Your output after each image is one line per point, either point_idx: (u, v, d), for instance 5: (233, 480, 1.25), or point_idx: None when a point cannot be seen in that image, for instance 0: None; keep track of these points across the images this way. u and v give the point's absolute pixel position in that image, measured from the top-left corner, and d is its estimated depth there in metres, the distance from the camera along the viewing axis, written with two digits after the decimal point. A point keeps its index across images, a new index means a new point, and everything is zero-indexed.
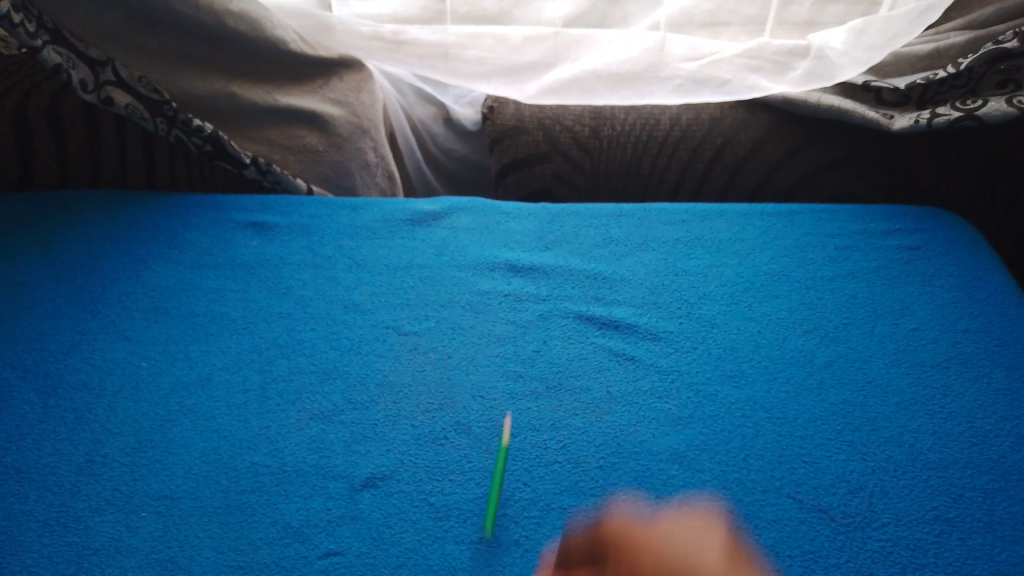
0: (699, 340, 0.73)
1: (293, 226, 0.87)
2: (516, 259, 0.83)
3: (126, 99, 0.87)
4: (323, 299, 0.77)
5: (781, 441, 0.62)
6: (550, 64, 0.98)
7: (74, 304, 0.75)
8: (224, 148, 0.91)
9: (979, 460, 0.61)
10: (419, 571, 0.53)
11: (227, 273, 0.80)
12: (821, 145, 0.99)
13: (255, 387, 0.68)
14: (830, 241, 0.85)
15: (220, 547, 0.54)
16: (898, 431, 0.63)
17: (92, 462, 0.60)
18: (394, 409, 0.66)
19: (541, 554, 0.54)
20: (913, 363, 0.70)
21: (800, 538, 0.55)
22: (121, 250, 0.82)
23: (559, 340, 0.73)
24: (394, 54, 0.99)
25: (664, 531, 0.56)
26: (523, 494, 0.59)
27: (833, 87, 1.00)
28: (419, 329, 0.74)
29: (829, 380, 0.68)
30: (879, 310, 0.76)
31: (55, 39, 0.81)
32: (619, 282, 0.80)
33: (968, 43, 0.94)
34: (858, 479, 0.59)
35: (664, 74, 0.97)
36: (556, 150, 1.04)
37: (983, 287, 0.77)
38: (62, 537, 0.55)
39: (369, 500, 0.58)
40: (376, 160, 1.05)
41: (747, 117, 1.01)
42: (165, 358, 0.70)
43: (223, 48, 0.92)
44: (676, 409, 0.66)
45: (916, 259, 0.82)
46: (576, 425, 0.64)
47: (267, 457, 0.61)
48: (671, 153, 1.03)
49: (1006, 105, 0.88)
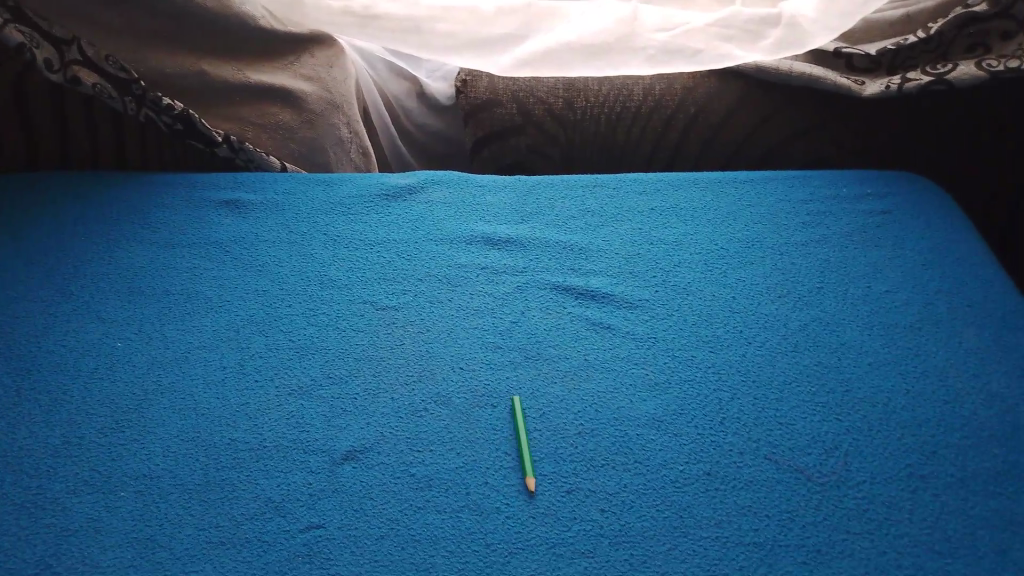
0: (675, 306, 0.73)
1: (267, 203, 0.86)
2: (492, 231, 0.83)
3: (93, 79, 0.86)
4: (299, 275, 0.77)
5: (757, 404, 0.63)
6: (523, 37, 0.98)
7: (46, 286, 0.75)
8: (195, 127, 0.91)
9: (952, 417, 0.62)
10: (401, 541, 0.54)
11: (201, 252, 0.80)
12: (793, 112, 1.00)
13: (232, 365, 0.67)
14: (803, 207, 0.85)
15: (201, 524, 0.55)
16: (872, 392, 0.64)
17: (68, 444, 0.60)
18: (373, 382, 0.66)
19: (522, 521, 0.55)
20: (887, 324, 0.70)
21: (778, 497, 0.56)
22: (93, 230, 0.82)
23: (536, 311, 0.73)
24: (365, 29, 0.97)
25: (644, 494, 0.56)
26: (505, 461, 0.59)
27: (805, 54, 1.00)
28: (397, 302, 0.74)
29: (804, 344, 0.69)
30: (851, 273, 0.76)
31: (16, 17, 0.80)
32: (595, 252, 0.80)
33: (935, 9, 0.95)
34: (833, 439, 0.60)
35: (636, 45, 0.96)
36: (531, 122, 1.05)
37: (954, 249, 0.78)
38: (40, 519, 0.55)
39: (350, 473, 0.58)
40: (349, 137, 1.06)
41: (721, 86, 1.01)
42: (140, 338, 0.70)
43: (190, 26, 0.91)
44: (653, 375, 0.66)
45: (889, 222, 0.82)
46: (555, 394, 0.65)
47: (246, 434, 0.61)
48: (644, 123, 1.03)
49: (975, 68, 0.89)
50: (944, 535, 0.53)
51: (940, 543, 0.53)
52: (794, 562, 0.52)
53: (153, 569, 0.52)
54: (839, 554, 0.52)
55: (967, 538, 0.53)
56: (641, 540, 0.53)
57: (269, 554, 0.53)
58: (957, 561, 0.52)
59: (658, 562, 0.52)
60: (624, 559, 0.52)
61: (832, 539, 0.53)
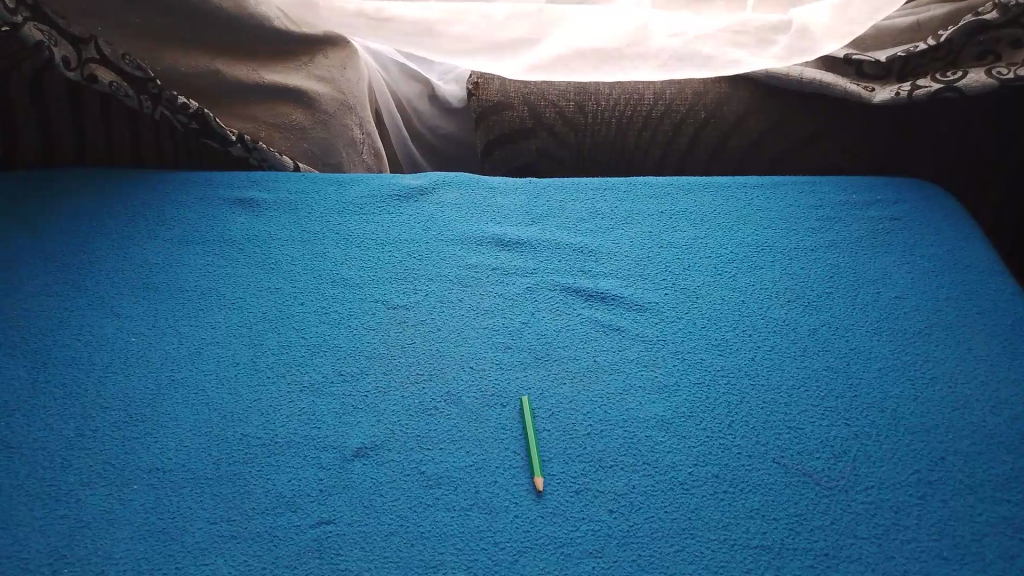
0: (685, 310, 0.73)
1: (280, 201, 0.87)
2: (503, 232, 0.83)
3: (109, 77, 0.86)
4: (311, 273, 0.78)
5: (765, 407, 0.64)
6: (535, 41, 0.98)
7: (61, 281, 0.76)
8: (210, 125, 0.92)
9: (960, 424, 0.62)
10: (411, 538, 0.54)
11: (213, 249, 0.80)
12: (802, 117, 1.00)
13: (245, 361, 0.68)
14: (813, 213, 0.85)
15: (213, 518, 0.55)
16: (880, 397, 0.64)
17: (82, 436, 0.61)
18: (385, 379, 0.66)
19: (531, 519, 0.55)
20: (896, 330, 0.71)
21: (785, 500, 0.56)
22: (107, 225, 0.83)
23: (547, 312, 0.74)
24: (377, 31, 0.98)
25: (652, 495, 0.57)
26: (514, 460, 0.60)
27: (816, 61, 1.00)
28: (409, 302, 0.75)
29: (813, 348, 0.69)
30: (860, 279, 0.77)
31: (36, 16, 0.81)
32: (605, 255, 0.80)
33: (947, 16, 0.95)
34: (842, 444, 0.60)
35: (647, 52, 0.97)
36: (542, 125, 1.05)
37: (964, 256, 0.79)
38: (55, 510, 0.55)
39: (361, 469, 0.59)
40: (363, 137, 1.08)
41: (732, 90, 1.01)
42: (154, 333, 0.70)
43: (207, 27, 0.92)
44: (662, 377, 0.67)
45: (897, 229, 0.83)
46: (564, 395, 0.65)
47: (258, 429, 0.62)
48: (655, 127, 1.04)
49: (985, 76, 0.89)
50: (952, 541, 0.54)
51: (947, 549, 0.53)
52: (801, 565, 0.52)
53: (165, 562, 0.52)
54: (846, 557, 0.53)
55: (974, 544, 0.53)
56: (649, 541, 0.54)
57: (280, 549, 0.53)
58: (964, 566, 0.52)
59: (666, 563, 0.52)
60: (632, 559, 0.53)
61: (840, 542, 0.53)
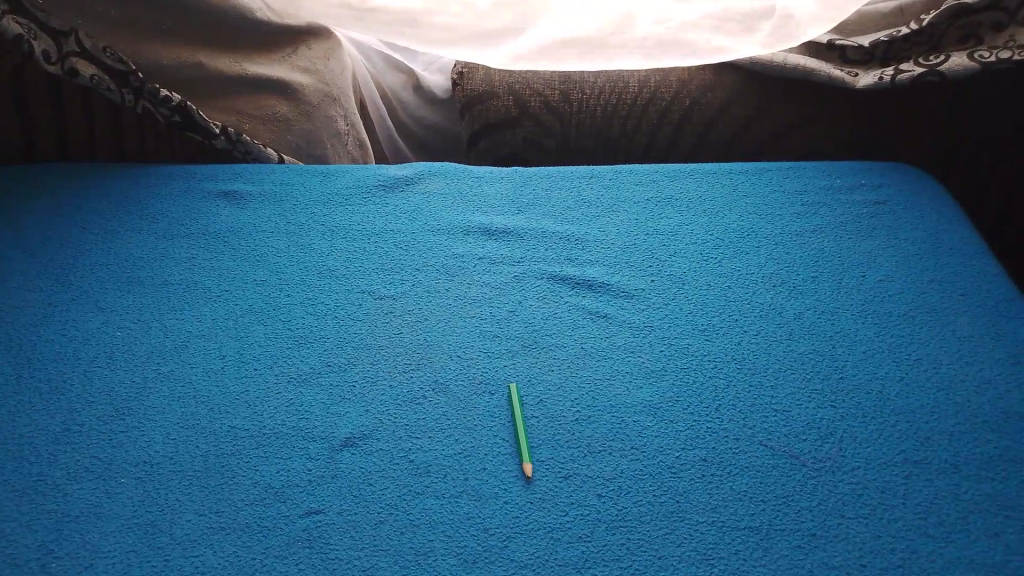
0: (671, 296, 0.74)
1: (265, 194, 0.87)
2: (489, 222, 0.83)
3: (91, 70, 0.86)
4: (297, 265, 0.78)
5: (752, 391, 0.64)
6: (518, 30, 0.98)
7: (44, 276, 0.75)
8: (193, 119, 0.91)
9: (945, 404, 0.62)
10: (400, 526, 0.54)
11: (198, 241, 0.80)
12: (788, 104, 1.01)
13: (231, 353, 0.68)
14: (797, 198, 0.85)
15: (201, 510, 0.55)
16: (866, 378, 0.65)
17: (68, 431, 0.61)
18: (371, 371, 0.66)
19: (520, 505, 0.55)
20: (880, 314, 0.71)
21: (773, 483, 0.57)
22: (89, 221, 0.82)
23: (534, 300, 0.74)
24: (361, 22, 0.98)
25: (641, 479, 0.57)
26: (503, 448, 0.60)
27: (799, 47, 1.01)
28: (395, 292, 0.75)
29: (799, 332, 0.69)
30: (845, 263, 0.77)
31: (13, 10, 0.81)
32: (591, 243, 0.80)
33: (929, 1, 0.96)
34: (828, 425, 0.61)
35: (628, 45, 0.98)
36: (527, 114, 1.05)
37: (949, 239, 0.79)
38: (41, 504, 0.55)
39: (349, 459, 0.59)
40: (347, 129, 1.08)
41: (715, 79, 1.02)
42: (139, 327, 0.70)
43: (188, 19, 0.92)
44: (649, 363, 0.67)
45: (881, 213, 0.83)
46: (552, 382, 0.65)
47: (245, 421, 0.62)
48: (638, 115, 1.04)
49: (967, 60, 0.90)
50: (938, 519, 0.54)
51: (934, 527, 0.53)
52: (789, 546, 0.52)
53: (154, 554, 0.52)
54: (833, 537, 0.53)
55: (960, 522, 0.54)
56: (639, 524, 0.54)
57: (269, 540, 0.53)
58: (950, 544, 0.52)
59: (655, 545, 0.53)
60: (621, 543, 0.53)
61: (827, 523, 0.54)
